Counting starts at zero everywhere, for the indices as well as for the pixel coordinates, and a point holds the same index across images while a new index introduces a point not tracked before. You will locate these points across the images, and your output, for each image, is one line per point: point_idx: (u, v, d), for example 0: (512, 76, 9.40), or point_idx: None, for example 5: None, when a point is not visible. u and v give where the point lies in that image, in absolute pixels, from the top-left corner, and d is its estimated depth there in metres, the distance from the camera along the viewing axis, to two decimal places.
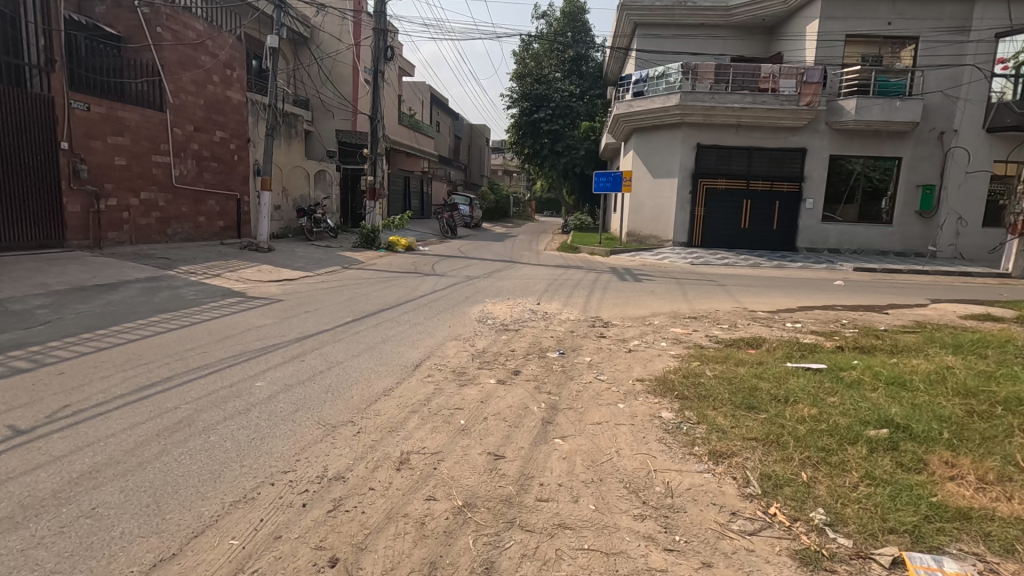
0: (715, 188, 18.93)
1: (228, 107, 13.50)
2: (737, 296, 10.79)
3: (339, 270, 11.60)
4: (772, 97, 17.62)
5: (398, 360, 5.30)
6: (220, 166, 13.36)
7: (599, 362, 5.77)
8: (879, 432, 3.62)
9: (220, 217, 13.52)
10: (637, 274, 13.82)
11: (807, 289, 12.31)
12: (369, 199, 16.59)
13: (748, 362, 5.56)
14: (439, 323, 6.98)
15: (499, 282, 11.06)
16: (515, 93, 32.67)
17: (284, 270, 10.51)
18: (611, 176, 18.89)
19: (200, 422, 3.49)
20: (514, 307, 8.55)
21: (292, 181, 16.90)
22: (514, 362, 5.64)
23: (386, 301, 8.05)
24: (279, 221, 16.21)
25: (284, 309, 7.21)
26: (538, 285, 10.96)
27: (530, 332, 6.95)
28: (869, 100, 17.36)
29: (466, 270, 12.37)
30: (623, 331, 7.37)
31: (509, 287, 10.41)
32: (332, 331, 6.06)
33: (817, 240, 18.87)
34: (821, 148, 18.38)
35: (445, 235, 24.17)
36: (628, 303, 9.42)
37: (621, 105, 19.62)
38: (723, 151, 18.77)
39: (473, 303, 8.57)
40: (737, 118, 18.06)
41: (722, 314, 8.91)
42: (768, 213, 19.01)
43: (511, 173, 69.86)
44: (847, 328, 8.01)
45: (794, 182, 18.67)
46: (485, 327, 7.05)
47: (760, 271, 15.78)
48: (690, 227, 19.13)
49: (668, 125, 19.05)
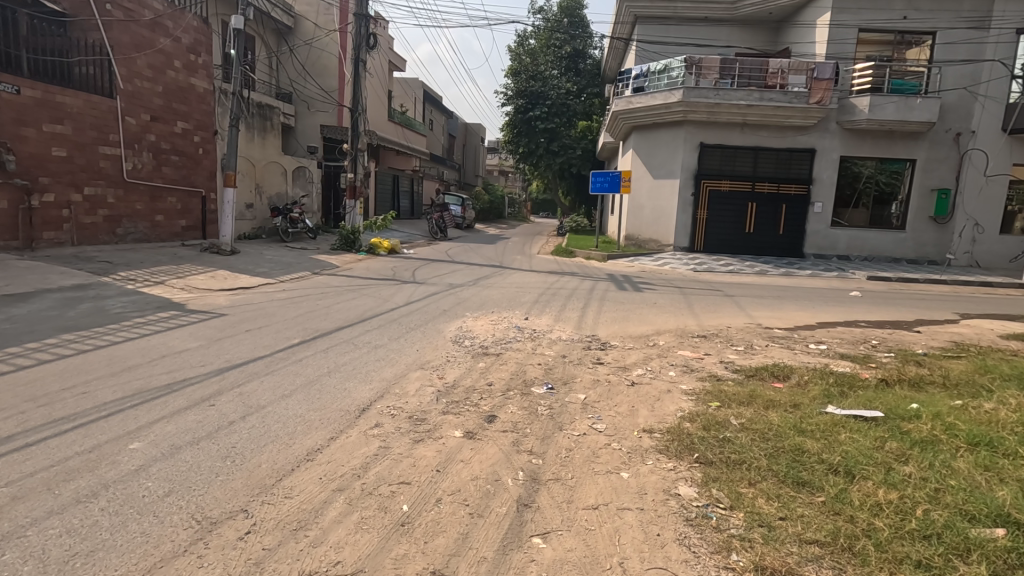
0: (719, 190, 17.87)
1: (192, 95, 12.35)
2: (748, 310, 9.76)
3: (307, 276, 10.45)
4: (780, 94, 16.57)
5: (342, 401, 4.16)
6: (182, 159, 12.21)
7: (594, 403, 4.67)
8: (996, 536, 2.53)
9: (181, 216, 12.36)
10: (637, 282, 12.76)
11: (822, 301, 11.28)
12: (350, 198, 15.47)
13: (781, 406, 4.47)
14: (406, 346, 5.85)
15: (485, 292, 9.95)
16: (510, 90, 31.71)
17: (242, 277, 9.36)
18: (609, 176, 17.81)
19: (3, 525, 2.36)
20: (498, 323, 7.43)
21: (267, 178, 15.76)
22: (489, 402, 4.51)
23: (348, 317, 6.92)
24: (251, 221, 15.04)
25: (222, 327, 6.08)
26: (527, 295, 9.89)
27: (512, 357, 5.83)
28: (883, 98, 16.35)
29: (450, 277, 11.29)
30: (623, 356, 6.29)
31: (494, 298, 9.34)
32: (269, 359, 4.93)
33: (826, 246, 17.85)
34: (830, 149, 17.38)
35: (434, 236, 23.05)
36: (628, 318, 8.35)
37: (620, 101, 18.54)
38: (728, 151, 17.74)
39: (450, 318, 7.47)
40: (743, 116, 17.05)
41: (735, 333, 7.87)
42: (774, 217, 17.95)
43: (506, 172, 68.75)
44: (880, 353, 6.97)
45: (802, 185, 17.64)
46: (460, 351, 5.92)
47: (768, 278, 14.75)
48: (692, 231, 18.06)
49: (669, 123, 18.00)
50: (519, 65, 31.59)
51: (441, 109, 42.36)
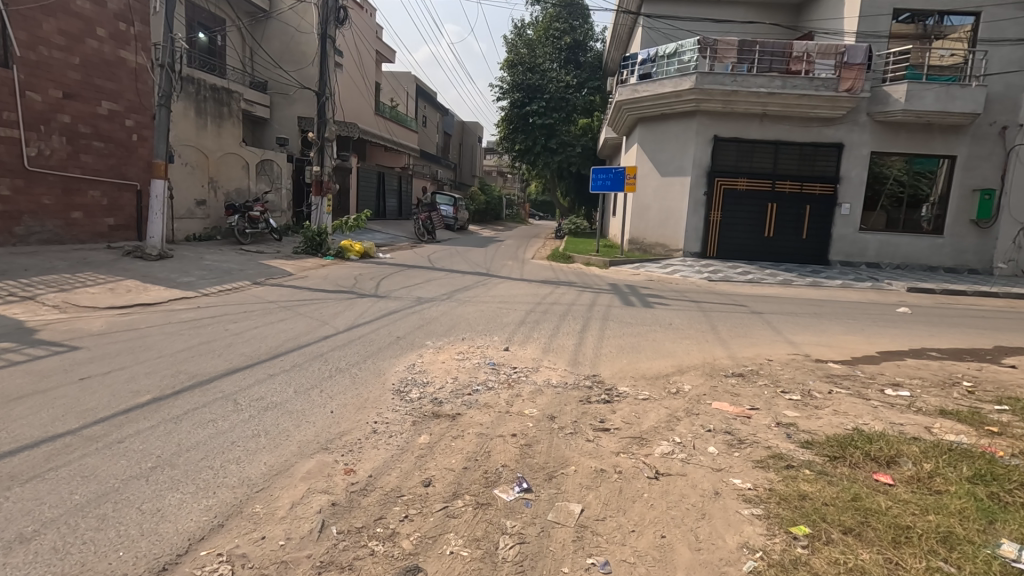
0: (734, 189, 15.99)
1: (121, 71, 10.46)
2: (785, 334, 7.87)
3: (245, 285, 8.55)
4: (806, 80, 14.70)
5: (134, 547, 2.26)
6: (108, 146, 10.30)
7: (598, 530, 2.73)
8: None
9: (108, 213, 10.43)
10: (645, 294, 10.88)
11: (869, 320, 9.37)
12: (316, 194, 13.57)
13: (927, 548, 2.54)
14: (317, 407, 3.92)
15: (461, 308, 8.04)
16: (506, 82, 29.94)
17: (152, 288, 7.46)
18: (613, 172, 15.89)
19: None
20: (465, 359, 5.51)
21: (223, 171, 13.83)
22: (414, 534, 2.60)
23: (257, 352, 5.00)
24: (202, 220, 13.16)
25: (55, 369, 4.18)
26: (511, 311, 8.01)
27: (474, 425, 3.90)
28: (922, 86, 14.46)
29: (422, 288, 9.38)
30: (636, 417, 4.36)
31: (469, 318, 7.42)
32: (68, 441, 3.03)
33: (854, 252, 15.95)
34: (860, 144, 15.52)
35: (421, 239, 21.33)
36: (638, 348, 6.43)
37: (624, 89, 16.68)
38: (745, 145, 15.89)
39: (405, 351, 5.56)
40: (763, 106, 15.19)
41: (781, 372, 5.94)
42: (797, 220, 16.03)
43: (504, 173, 66.94)
44: (989, 405, 5.06)
45: (828, 183, 15.75)
46: (399, 413, 4.01)
47: (795, 290, 12.85)
48: (705, 234, 16.17)
49: (680, 115, 16.14)
50: (516, 56, 29.85)
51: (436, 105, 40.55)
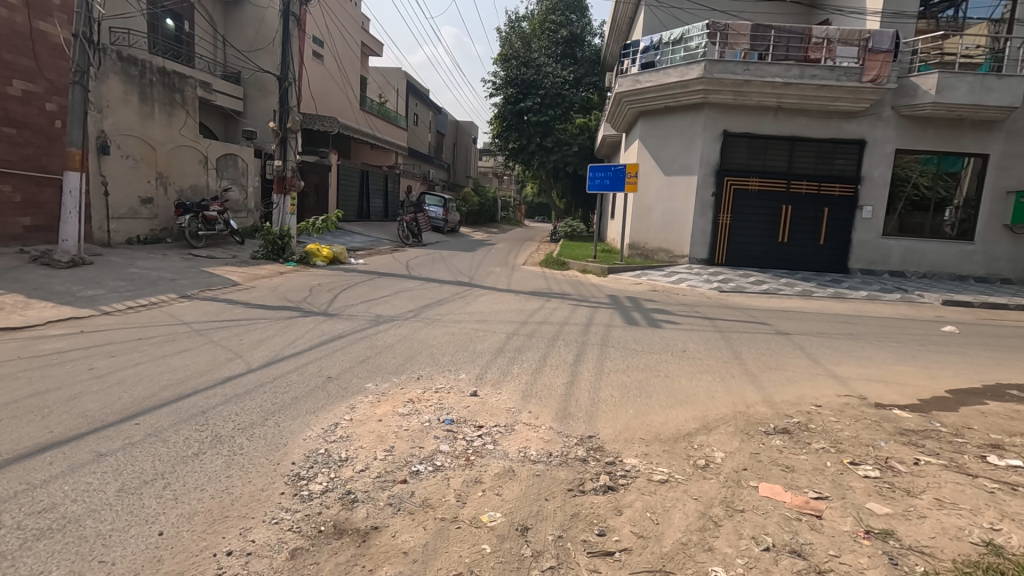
0: (745, 189, 14.52)
1: (41, 46, 8.98)
2: (825, 365, 6.38)
3: (165, 299, 7.03)
4: (826, 69, 13.27)
5: None
6: (22, 133, 8.78)
7: None
8: None
9: (23, 211, 8.89)
10: (650, 308, 9.39)
11: (917, 343, 7.88)
12: (278, 192, 12.05)
13: None
14: (139, 525, 2.42)
15: (427, 329, 6.55)
16: (499, 78, 28.52)
17: (33, 305, 5.93)
18: (612, 170, 14.49)
19: None
20: (413, 415, 3.99)
21: (176, 166, 12.31)
22: None
23: (105, 410, 3.49)
24: (148, 220, 11.63)
25: None
26: (488, 334, 6.52)
27: (393, 556, 2.40)
28: (955, 76, 13.02)
29: (386, 303, 7.88)
30: (653, 523, 2.86)
31: (433, 344, 5.91)
32: None
33: (876, 260, 14.52)
34: (884, 141, 14.10)
35: (404, 242, 19.86)
36: (648, 392, 4.93)
37: (624, 80, 15.27)
38: (757, 142, 14.45)
39: (331, 404, 4.05)
40: (778, 99, 13.76)
41: (839, 427, 4.45)
42: (814, 225, 14.57)
43: (500, 175, 65.37)
44: None
45: (849, 184, 14.31)
46: (277, 533, 2.49)
47: (817, 302, 11.38)
48: (713, 239, 14.72)
49: (685, 107, 14.70)
50: (509, 50, 28.38)
51: (427, 103, 39.08)
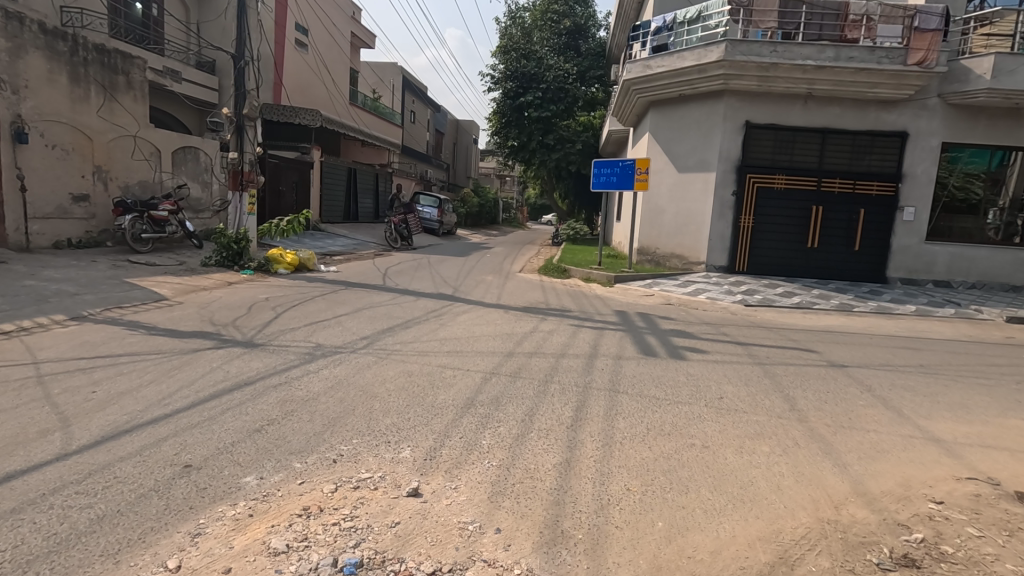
0: (770, 188, 12.83)
1: None
2: (915, 421, 4.66)
3: (41, 325, 5.41)
4: (865, 51, 11.63)
5: None
6: None
7: None
8: None
9: None
10: (668, 330, 7.72)
11: (1014, 381, 6.11)
12: (233, 188, 10.43)
13: None
14: None
15: (376, 368, 4.88)
16: (498, 71, 26.95)
17: None
18: (620, 165, 12.85)
19: None
20: (291, 553, 2.34)
21: (120, 159, 10.75)
22: None
23: None
24: (81, 220, 10.05)
25: None
26: (458, 374, 4.87)
27: None
28: (1015, 58, 11.24)
29: (336, 327, 6.23)
30: None
31: (378, 394, 4.26)
32: None
33: (919, 268, 12.81)
34: (928, 133, 12.43)
35: (392, 246, 18.26)
36: (684, 482, 3.26)
37: (633, 65, 13.66)
38: (784, 134, 12.78)
39: (157, 531, 2.39)
40: (808, 85, 12.08)
41: (993, 556, 2.76)
42: (848, 228, 12.84)
43: (502, 176, 63.80)
44: None
45: (888, 182, 12.61)
46: None
47: (860, 319, 9.70)
48: (733, 244, 13.04)
49: (702, 96, 13.06)
50: (509, 41, 26.80)
51: (426, 101, 37.62)
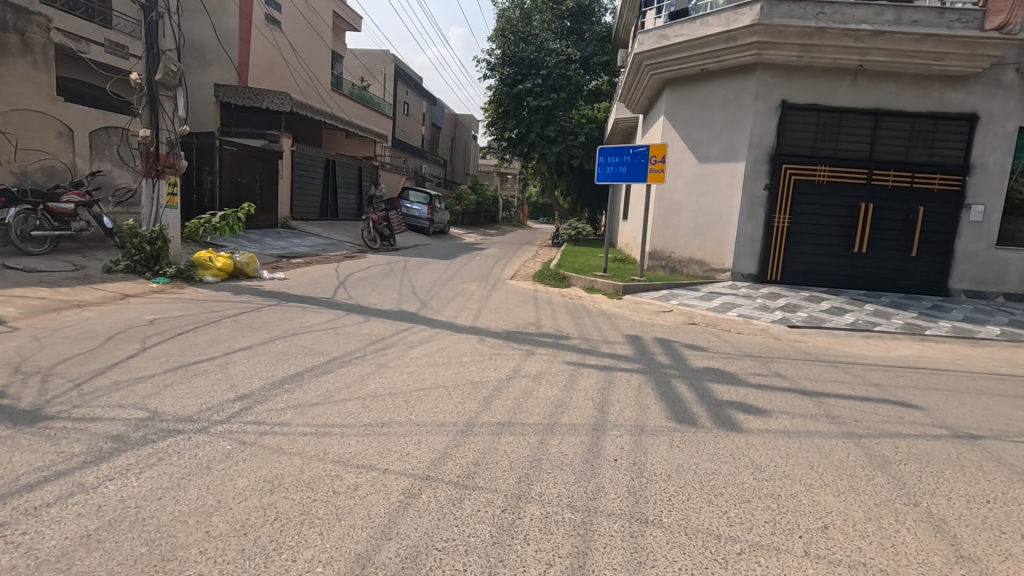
0: (811, 181, 10.68)
1: None
2: None
3: None
4: (933, 13, 9.58)
5: None
6: None
7: None
8: None
9: None
10: (701, 368, 5.57)
11: None
12: (146, 176, 8.36)
13: None
14: None
15: (216, 475, 2.74)
16: (494, 57, 24.82)
17: None
18: (630, 153, 10.74)
19: None
20: None
21: (13, 137, 8.71)
22: None
23: None
24: None
25: None
26: (360, 488, 2.75)
27: None
28: None
29: (207, 376, 4.10)
30: None
31: (178, 553, 2.16)
32: None
33: (987, 278, 10.67)
34: (1003, 116, 10.27)
35: (370, 247, 16.18)
36: None
37: (647, 36, 11.59)
38: (827, 118, 10.65)
39: None
40: (860, 57, 9.96)
41: None
42: (904, 231, 10.70)
43: (503, 172, 61.57)
44: None
45: (953, 175, 10.46)
46: None
47: (938, 347, 7.56)
48: (764, 248, 10.92)
49: (729, 71, 10.95)
50: (507, 24, 24.63)
51: (421, 92, 35.53)
